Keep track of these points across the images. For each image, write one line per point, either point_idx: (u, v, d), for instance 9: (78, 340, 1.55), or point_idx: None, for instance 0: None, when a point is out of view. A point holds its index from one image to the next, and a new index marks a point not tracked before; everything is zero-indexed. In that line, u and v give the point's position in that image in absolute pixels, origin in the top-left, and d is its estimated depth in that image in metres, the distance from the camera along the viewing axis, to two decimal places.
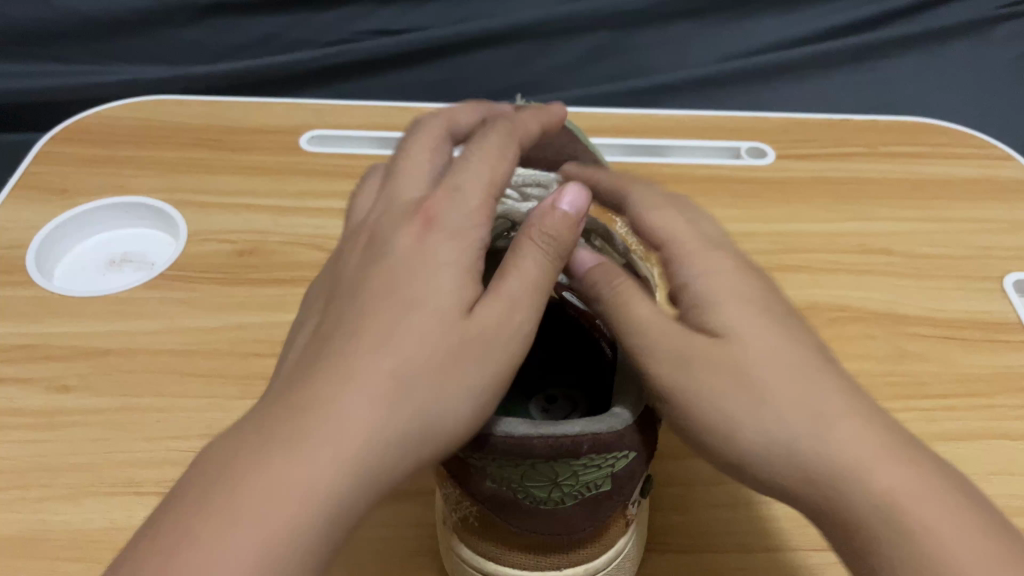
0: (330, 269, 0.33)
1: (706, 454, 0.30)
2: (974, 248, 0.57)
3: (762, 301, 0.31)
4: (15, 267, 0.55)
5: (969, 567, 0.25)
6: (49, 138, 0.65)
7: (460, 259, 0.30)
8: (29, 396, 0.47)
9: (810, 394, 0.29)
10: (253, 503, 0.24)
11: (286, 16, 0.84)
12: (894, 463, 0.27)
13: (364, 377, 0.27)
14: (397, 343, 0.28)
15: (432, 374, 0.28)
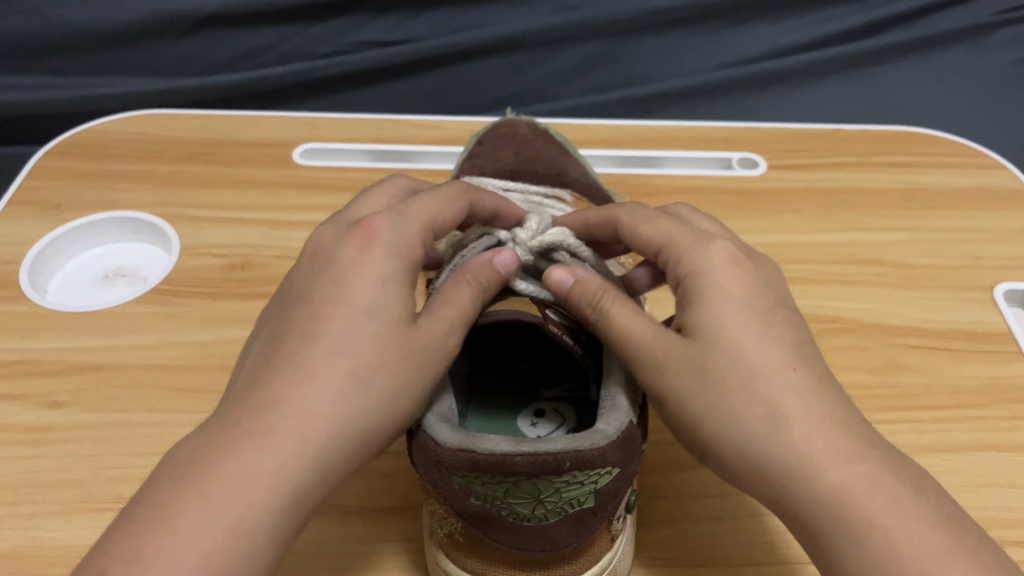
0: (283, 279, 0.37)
1: (685, 441, 0.34)
2: (964, 258, 0.57)
3: (738, 300, 0.34)
4: (9, 282, 0.55)
5: (902, 552, 0.30)
6: (43, 153, 0.65)
7: (395, 283, 0.34)
8: (21, 412, 0.47)
9: (773, 394, 0.32)
10: (203, 513, 0.29)
11: (280, 28, 0.84)
12: (840, 461, 0.31)
13: (306, 395, 0.31)
14: (336, 361, 0.32)
15: (363, 388, 0.32)
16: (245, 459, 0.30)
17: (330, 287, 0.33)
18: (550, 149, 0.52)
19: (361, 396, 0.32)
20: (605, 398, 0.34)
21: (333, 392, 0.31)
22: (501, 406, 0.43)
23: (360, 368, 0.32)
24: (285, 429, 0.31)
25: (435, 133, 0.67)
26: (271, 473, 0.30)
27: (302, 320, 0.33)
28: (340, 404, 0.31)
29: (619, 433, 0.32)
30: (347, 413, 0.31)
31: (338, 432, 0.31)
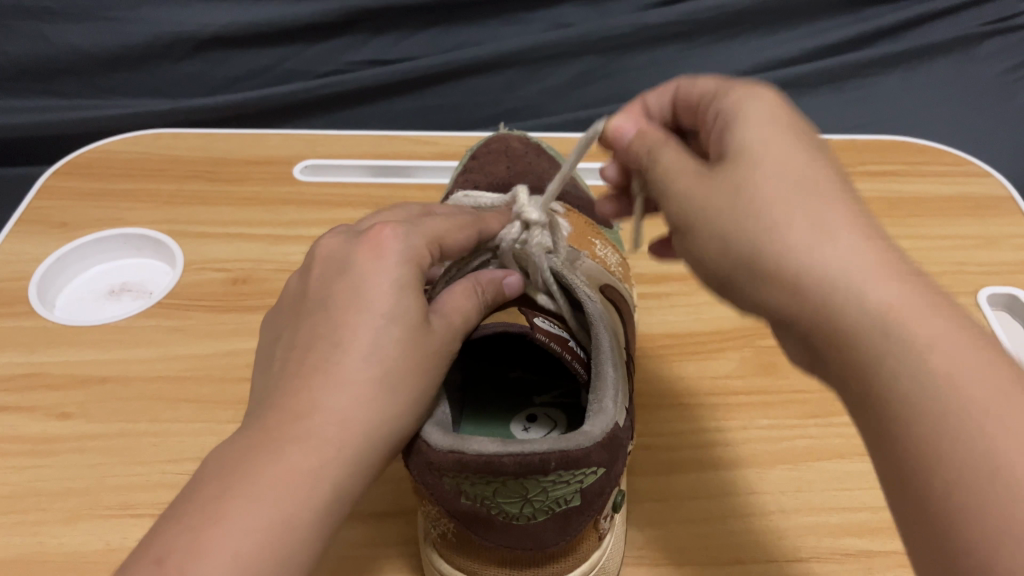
0: (295, 294, 0.37)
1: (715, 272, 0.30)
2: (948, 264, 0.59)
3: (780, 121, 0.30)
4: (18, 298, 0.57)
5: (966, 382, 0.23)
6: (50, 173, 0.67)
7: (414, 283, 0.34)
8: (29, 423, 0.49)
9: (812, 207, 0.27)
10: (249, 513, 0.28)
11: (280, 48, 0.86)
12: (891, 280, 0.26)
13: (336, 394, 0.31)
14: (364, 360, 0.32)
15: (392, 386, 0.32)
16: (288, 459, 0.30)
17: (352, 295, 0.33)
18: (540, 162, 0.55)
19: (393, 398, 0.32)
20: (593, 401, 0.35)
21: (363, 393, 0.31)
22: (494, 412, 0.44)
23: (389, 367, 0.32)
24: (324, 430, 0.30)
25: (431, 149, 0.69)
26: (315, 474, 0.30)
27: (328, 328, 0.33)
28: (374, 406, 0.31)
29: (604, 435, 0.34)
30: (381, 414, 0.31)
31: (373, 434, 0.31)
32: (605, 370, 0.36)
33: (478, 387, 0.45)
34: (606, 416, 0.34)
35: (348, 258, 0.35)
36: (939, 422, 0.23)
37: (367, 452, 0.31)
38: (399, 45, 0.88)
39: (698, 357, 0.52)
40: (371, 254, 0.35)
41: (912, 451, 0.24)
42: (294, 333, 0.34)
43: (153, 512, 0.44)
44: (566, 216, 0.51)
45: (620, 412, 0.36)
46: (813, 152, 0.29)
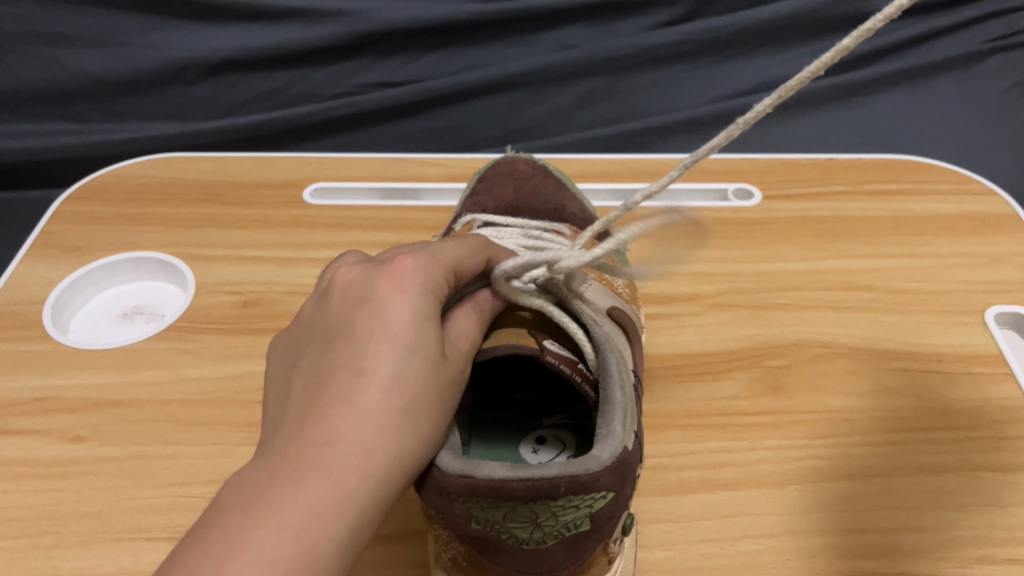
0: (305, 321, 0.36)
1: None
2: (955, 282, 0.59)
3: None
4: (32, 322, 0.58)
5: None
6: (64, 198, 0.68)
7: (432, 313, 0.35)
8: (43, 447, 0.49)
9: None
10: (276, 539, 0.28)
11: (290, 71, 0.88)
12: None
13: (360, 422, 0.31)
14: (387, 388, 0.32)
15: (411, 416, 0.33)
16: (312, 487, 0.29)
17: (372, 325, 0.34)
18: (548, 186, 0.56)
19: (409, 430, 0.32)
20: (601, 425, 0.36)
21: (385, 423, 0.32)
22: (505, 434, 0.45)
23: (407, 397, 0.33)
24: (346, 458, 0.30)
25: (439, 170, 0.70)
26: (338, 502, 0.29)
27: (347, 357, 0.33)
28: (392, 437, 0.32)
29: (613, 459, 0.34)
30: (399, 444, 0.32)
31: (392, 463, 0.31)
32: (613, 395, 0.37)
33: (486, 410, 0.46)
34: (615, 440, 0.35)
35: (366, 287, 0.35)
36: None
37: (385, 482, 0.31)
38: (407, 68, 0.89)
39: (705, 378, 0.52)
40: (386, 282, 0.35)
41: None
42: (310, 360, 0.34)
43: (166, 535, 0.45)
44: (572, 237, 0.53)
45: (629, 436, 0.36)
46: None
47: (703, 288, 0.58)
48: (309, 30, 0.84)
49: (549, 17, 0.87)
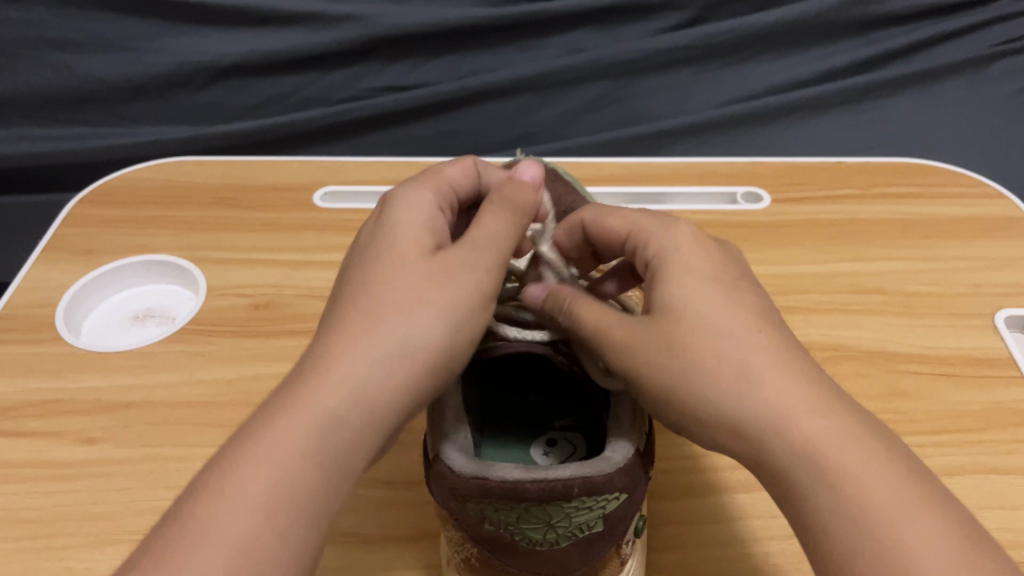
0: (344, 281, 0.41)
1: None
2: (965, 286, 0.59)
3: None
4: (45, 324, 0.58)
5: None
6: (76, 201, 0.68)
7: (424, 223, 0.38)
8: (56, 448, 0.50)
9: None
10: (272, 428, 0.31)
11: (299, 75, 0.88)
12: None
13: (351, 322, 0.34)
14: (377, 291, 0.35)
15: (405, 307, 0.34)
16: (304, 409, 0.31)
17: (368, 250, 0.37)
18: (556, 189, 0.56)
19: (402, 316, 0.34)
20: (613, 426, 0.36)
21: (377, 318, 0.34)
22: (515, 437, 0.45)
23: (399, 293, 0.35)
24: (343, 377, 0.32)
25: None
26: (329, 388, 0.32)
27: (352, 281, 0.37)
28: (381, 326, 0.34)
29: (626, 460, 0.34)
30: (391, 330, 0.33)
31: (385, 345, 0.33)
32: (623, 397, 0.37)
33: (497, 411, 0.46)
34: (628, 442, 0.35)
35: (378, 233, 0.38)
36: None
37: (387, 363, 0.33)
38: (415, 72, 0.89)
39: None
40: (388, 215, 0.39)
41: None
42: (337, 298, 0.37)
43: None
44: None
45: (641, 437, 0.37)
46: None
47: None
48: (317, 35, 0.85)
49: (556, 21, 0.88)
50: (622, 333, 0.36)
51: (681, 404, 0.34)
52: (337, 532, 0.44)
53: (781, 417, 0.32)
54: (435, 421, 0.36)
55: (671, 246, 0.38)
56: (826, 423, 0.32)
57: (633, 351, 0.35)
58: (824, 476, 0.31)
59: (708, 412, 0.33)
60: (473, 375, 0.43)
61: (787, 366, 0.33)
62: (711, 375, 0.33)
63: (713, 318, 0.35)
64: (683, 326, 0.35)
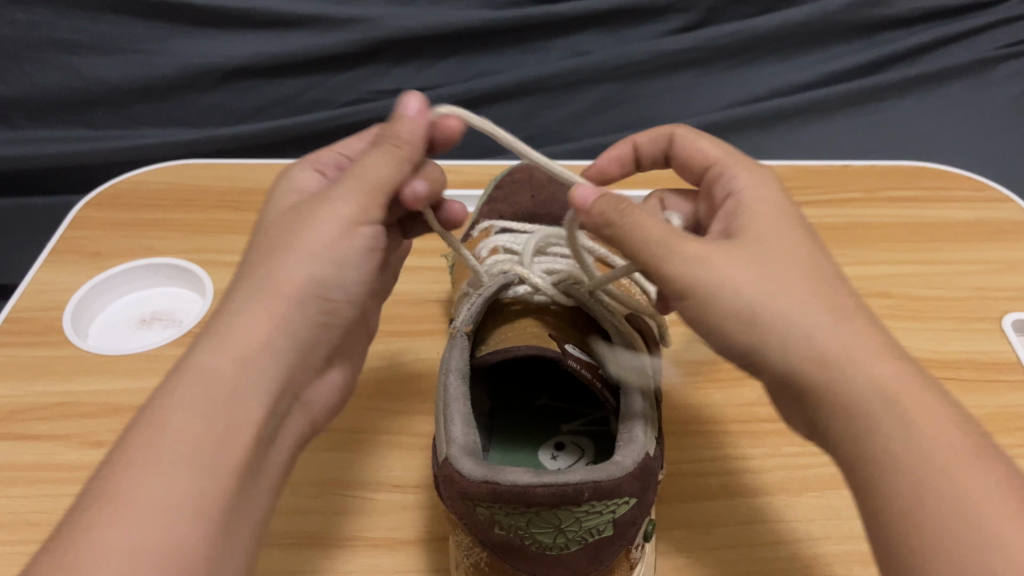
0: None
1: None
2: (971, 289, 0.59)
3: None
4: (52, 327, 0.58)
5: None
6: (82, 204, 0.68)
7: (295, 194, 0.41)
8: (64, 452, 0.50)
9: None
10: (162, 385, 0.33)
11: (304, 78, 0.88)
12: None
13: (232, 288, 0.37)
14: (252, 257, 0.38)
15: (269, 254, 0.37)
16: (186, 387, 0.32)
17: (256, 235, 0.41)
18: (563, 192, 0.56)
19: (271, 261, 0.37)
20: (623, 431, 0.36)
21: (251, 273, 0.37)
22: (523, 441, 0.45)
23: (267, 246, 0.38)
24: (217, 349, 0.34)
25: (454, 177, 0.70)
26: (207, 339, 0.35)
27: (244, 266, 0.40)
28: (254, 277, 0.37)
29: (636, 464, 0.34)
30: (261, 275, 0.36)
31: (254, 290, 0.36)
32: (633, 402, 0.37)
33: (504, 416, 0.46)
34: (638, 446, 0.35)
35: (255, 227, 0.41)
36: None
37: (257, 303, 0.36)
38: (420, 74, 0.90)
39: (723, 385, 0.52)
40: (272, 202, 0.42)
41: None
42: None
43: None
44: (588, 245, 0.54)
45: (650, 442, 0.37)
46: None
47: None
48: (323, 38, 0.85)
49: (560, 24, 0.88)
50: (699, 251, 0.34)
51: (759, 332, 0.33)
52: (345, 536, 0.44)
53: (846, 362, 0.33)
54: (445, 425, 0.37)
55: (743, 185, 0.40)
56: (885, 366, 0.33)
57: (707, 265, 0.34)
58: (884, 420, 0.32)
59: (783, 340, 0.33)
60: (482, 379, 0.44)
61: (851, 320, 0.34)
62: (787, 310, 0.33)
63: (782, 250, 0.35)
64: (760, 255, 0.35)
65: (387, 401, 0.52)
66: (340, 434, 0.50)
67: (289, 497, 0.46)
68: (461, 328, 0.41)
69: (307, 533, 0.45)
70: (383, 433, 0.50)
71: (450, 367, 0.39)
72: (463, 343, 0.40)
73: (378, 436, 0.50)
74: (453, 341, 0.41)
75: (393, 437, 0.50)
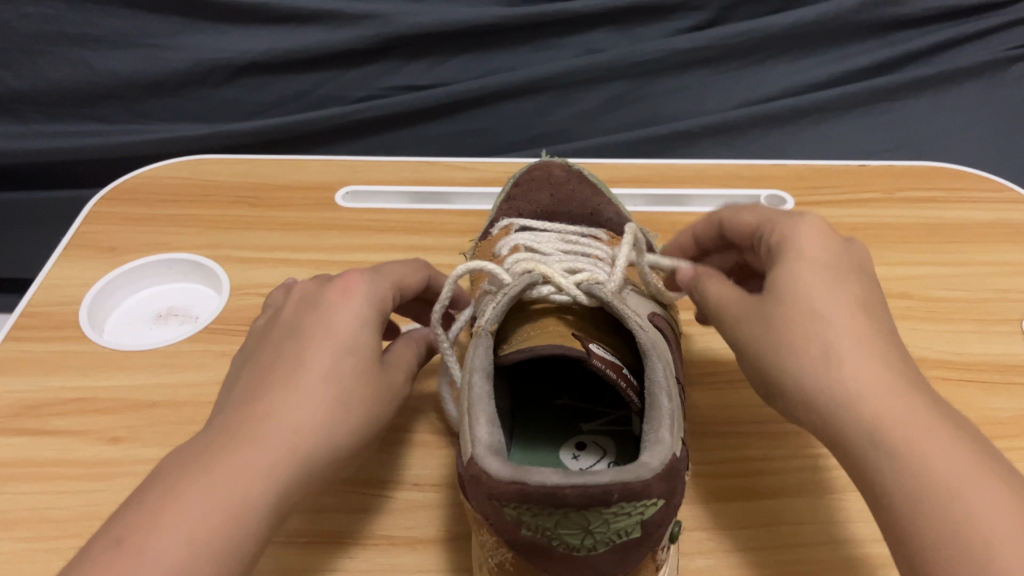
0: (258, 335, 0.41)
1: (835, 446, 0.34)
2: (991, 290, 0.59)
3: (948, 426, 0.32)
4: (69, 323, 0.57)
5: (941, 475, 0.30)
6: (99, 199, 0.68)
7: (368, 307, 0.40)
8: (82, 447, 0.49)
9: (869, 406, 0.33)
10: (205, 495, 0.32)
11: (317, 74, 0.88)
12: (893, 401, 0.33)
13: (302, 394, 0.36)
14: (316, 381, 0.37)
15: (340, 400, 0.37)
16: (207, 499, 0.32)
17: (318, 330, 0.39)
18: (583, 190, 0.56)
19: (342, 415, 0.37)
20: (649, 431, 0.36)
21: (318, 408, 0.36)
22: (543, 440, 0.45)
23: (340, 391, 0.37)
24: (234, 477, 0.33)
25: (469, 175, 0.70)
26: (268, 471, 0.33)
27: (289, 355, 0.38)
28: (331, 421, 0.36)
29: (663, 466, 0.34)
30: (336, 429, 0.36)
31: (321, 442, 0.36)
32: (660, 401, 0.37)
33: (525, 415, 0.46)
34: (665, 446, 0.35)
35: (304, 319, 0.39)
36: (868, 455, 0.32)
37: (309, 461, 0.35)
38: (433, 70, 0.89)
39: (743, 385, 0.52)
40: (344, 299, 0.40)
41: (895, 490, 0.31)
42: (261, 370, 0.38)
43: None
44: (610, 242, 0.53)
45: (676, 442, 0.36)
46: (931, 442, 0.31)
47: None
48: (337, 33, 0.84)
49: (575, 21, 0.88)
50: (738, 319, 0.39)
51: (770, 383, 0.37)
52: (365, 535, 0.44)
53: (856, 406, 0.33)
54: (470, 424, 0.36)
55: (783, 232, 0.40)
56: (896, 397, 0.33)
57: (744, 330, 0.38)
58: (886, 460, 0.32)
59: (785, 391, 0.36)
60: (503, 378, 0.44)
61: (876, 352, 0.34)
62: (801, 352, 0.35)
63: (794, 296, 0.36)
64: (811, 281, 0.36)
65: (404, 398, 0.52)
66: None
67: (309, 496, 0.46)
68: (484, 326, 0.41)
69: (327, 531, 0.44)
70: (402, 431, 0.50)
71: (475, 366, 0.39)
72: (486, 341, 0.40)
73: (397, 434, 0.49)
74: (477, 340, 0.41)
75: (412, 436, 0.49)
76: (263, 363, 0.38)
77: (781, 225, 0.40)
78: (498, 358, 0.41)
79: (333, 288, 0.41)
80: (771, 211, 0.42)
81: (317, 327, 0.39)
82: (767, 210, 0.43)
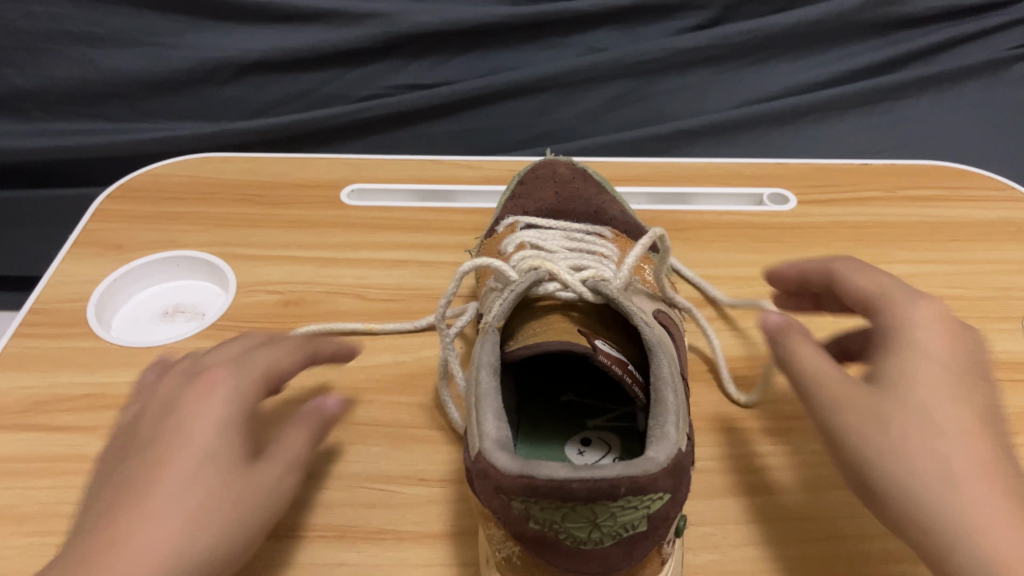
0: (121, 442, 0.38)
1: (917, 534, 0.36)
2: (992, 288, 0.59)
3: None
4: (76, 319, 0.58)
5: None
6: (105, 197, 0.69)
7: (238, 399, 0.39)
8: (90, 443, 0.49)
9: (969, 500, 0.34)
10: None
11: (321, 73, 0.89)
12: (991, 500, 0.34)
13: (159, 509, 0.33)
14: (182, 488, 0.34)
15: (205, 505, 0.35)
16: None
17: (177, 432, 0.36)
18: (587, 188, 0.57)
19: (206, 528, 0.34)
20: (655, 427, 0.36)
21: (182, 522, 0.33)
22: (549, 436, 0.45)
23: (202, 498, 0.35)
24: None
25: (473, 173, 0.71)
26: None
27: (148, 464, 0.35)
28: (190, 536, 0.33)
29: (669, 461, 0.34)
30: (198, 544, 0.34)
31: (183, 562, 0.33)
32: (665, 397, 0.38)
33: (531, 410, 0.47)
34: (672, 441, 0.35)
35: (169, 425, 0.37)
36: (957, 552, 0.34)
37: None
38: (437, 69, 0.90)
39: (746, 381, 0.53)
40: (202, 396, 0.38)
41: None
42: (112, 486, 0.35)
43: None
44: (614, 240, 0.53)
45: (682, 438, 0.37)
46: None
47: (740, 292, 0.59)
48: (341, 32, 0.85)
49: (579, 20, 0.88)
50: (838, 397, 0.40)
51: (864, 464, 0.38)
52: (372, 529, 0.44)
53: (955, 496, 0.35)
54: (477, 419, 0.37)
55: (916, 317, 0.41)
56: (995, 497, 0.35)
57: (841, 409, 0.40)
58: (970, 555, 0.33)
59: (878, 473, 0.37)
60: (510, 374, 0.44)
61: (981, 450, 0.36)
62: (908, 438, 0.37)
63: (914, 389, 0.38)
64: (933, 375, 0.38)
65: (410, 395, 0.52)
66: (365, 427, 0.50)
67: (317, 491, 0.46)
68: (491, 323, 0.41)
69: (334, 525, 0.45)
70: (409, 427, 0.50)
71: (482, 363, 0.39)
72: (493, 338, 0.41)
73: (404, 430, 0.50)
74: (484, 337, 0.41)
75: (418, 432, 0.50)
76: (116, 480, 0.35)
77: (919, 307, 0.42)
78: (505, 355, 0.42)
79: (192, 387, 0.39)
80: (896, 284, 0.44)
81: (182, 432, 0.36)
82: (885, 280, 0.44)
